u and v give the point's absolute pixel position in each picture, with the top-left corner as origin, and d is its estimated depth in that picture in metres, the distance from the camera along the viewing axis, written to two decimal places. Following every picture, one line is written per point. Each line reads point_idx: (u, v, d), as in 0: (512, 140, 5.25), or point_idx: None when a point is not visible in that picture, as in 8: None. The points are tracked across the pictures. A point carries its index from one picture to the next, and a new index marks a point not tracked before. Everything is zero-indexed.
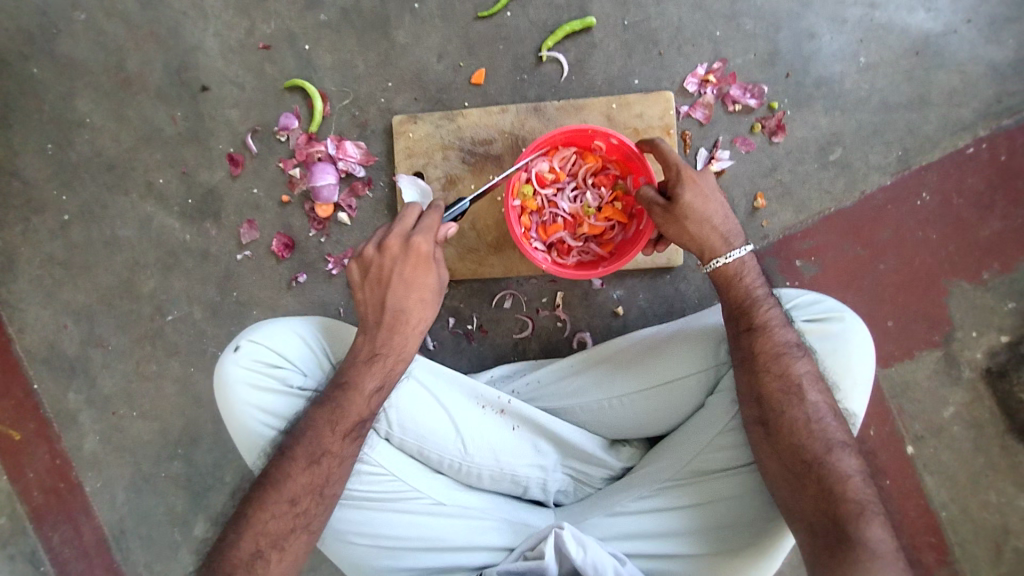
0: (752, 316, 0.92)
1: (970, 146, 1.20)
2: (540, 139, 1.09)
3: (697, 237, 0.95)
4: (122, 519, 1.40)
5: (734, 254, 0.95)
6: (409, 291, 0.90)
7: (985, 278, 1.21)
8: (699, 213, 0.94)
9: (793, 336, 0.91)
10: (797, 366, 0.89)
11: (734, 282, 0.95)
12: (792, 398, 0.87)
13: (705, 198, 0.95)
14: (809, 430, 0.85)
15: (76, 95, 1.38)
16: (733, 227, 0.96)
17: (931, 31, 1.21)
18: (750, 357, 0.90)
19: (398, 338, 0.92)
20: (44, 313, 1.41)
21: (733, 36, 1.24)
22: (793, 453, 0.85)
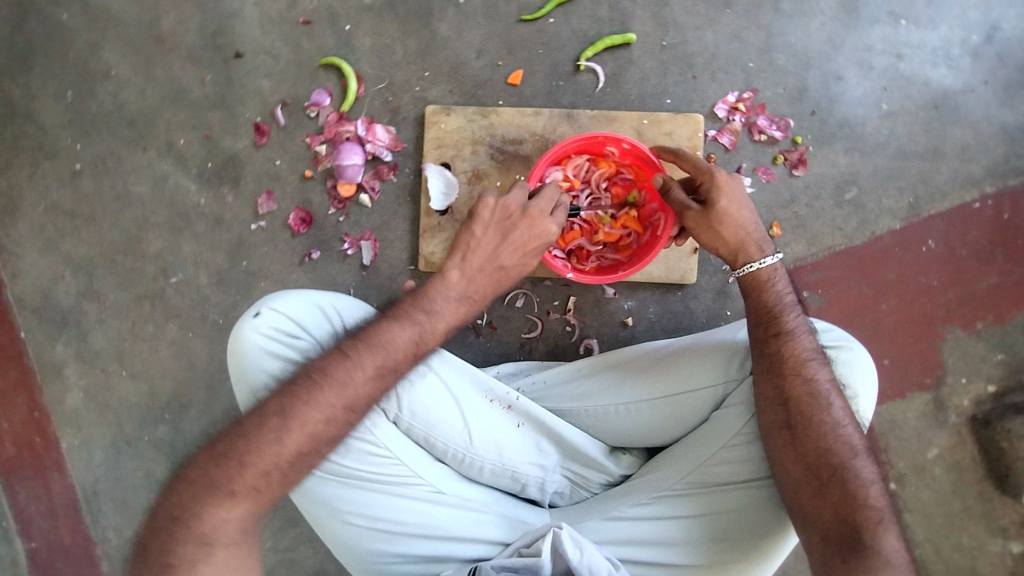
0: (780, 322, 0.95)
1: (976, 201, 1.26)
2: (554, 148, 1.10)
3: (729, 240, 0.99)
4: (97, 480, 1.36)
5: (762, 260, 0.98)
6: (521, 257, 0.94)
7: (979, 328, 1.26)
8: (731, 218, 0.98)
9: (815, 345, 0.94)
10: (820, 375, 0.92)
11: (761, 289, 0.98)
12: (816, 404, 0.89)
13: (737, 201, 0.99)
14: (832, 436, 0.87)
15: (104, 44, 1.36)
16: (764, 235, 0.98)
17: (950, 88, 1.27)
18: (777, 362, 0.92)
19: (489, 291, 0.94)
20: (41, 261, 1.37)
21: (765, 69, 1.28)
22: (817, 457, 0.86)
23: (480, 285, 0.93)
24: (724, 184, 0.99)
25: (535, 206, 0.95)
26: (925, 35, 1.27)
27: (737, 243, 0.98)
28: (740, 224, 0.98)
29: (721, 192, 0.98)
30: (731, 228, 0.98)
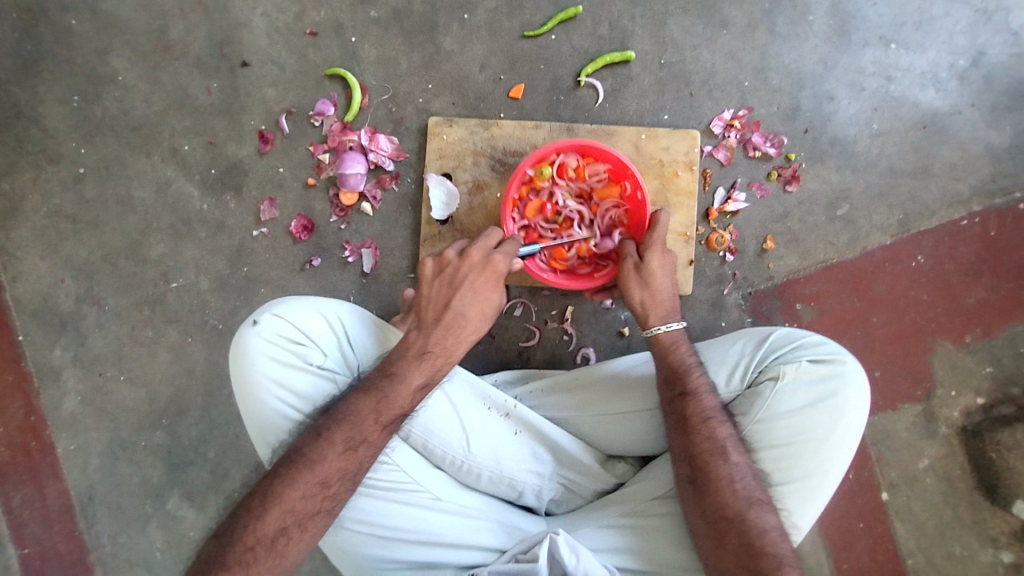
0: (684, 382, 0.96)
1: (964, 219, 1.30)
2: (590, 140, 1.12)
3: (641, 301, 1.02)
4: (92, 485, 1.35)
5: (667, 325, 1.01)
6: (473, 300, 0.97)
7: (967, 342, 1.29)
8: (647, 282, 1.03)
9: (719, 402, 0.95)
10: (724, 431, 0.92)
11: (671, 351, 1.00)
12: (719, 459, 0.90)
13: (666, 275, 1.03)
14: (733, 491, 0.88)
15: (111, 51, 1.38)
16: (675, 306, 1.02)
17: (938, 109, 1.31)
18: (681, 420, 0.94)
19: (450, 341, 0.96)
20: (42, 265, 1.37)
21: (760, 88, 1.32)
22: (718, 510, 0.87)
23: (431, 337, 0.96)
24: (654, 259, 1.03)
25: (472, 245, 0.98)
26: (914, 58, 1.32)
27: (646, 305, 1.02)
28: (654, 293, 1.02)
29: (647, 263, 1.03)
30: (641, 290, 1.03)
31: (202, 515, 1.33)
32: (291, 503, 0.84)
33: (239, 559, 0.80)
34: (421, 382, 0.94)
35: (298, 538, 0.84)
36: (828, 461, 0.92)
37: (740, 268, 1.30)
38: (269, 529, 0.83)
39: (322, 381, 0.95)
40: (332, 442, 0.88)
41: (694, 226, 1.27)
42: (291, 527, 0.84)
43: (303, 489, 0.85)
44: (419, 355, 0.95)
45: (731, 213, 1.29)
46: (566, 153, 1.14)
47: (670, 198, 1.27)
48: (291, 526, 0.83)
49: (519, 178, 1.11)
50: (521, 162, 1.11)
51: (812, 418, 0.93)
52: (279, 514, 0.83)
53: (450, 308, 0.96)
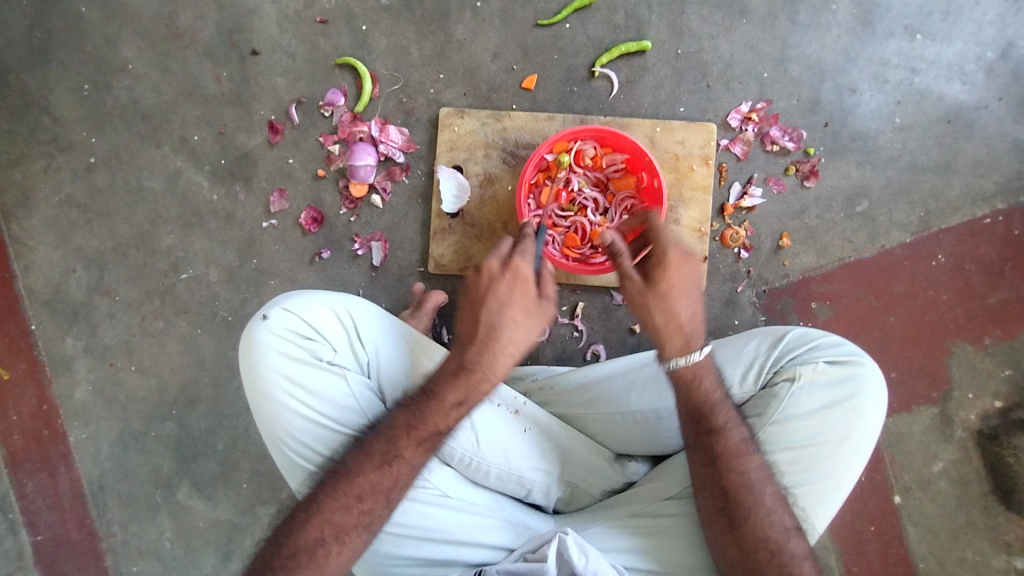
0: (713, 419, 0.91)
1: (987, 217, 1.26)
2: (608, 127, 1.12)
3: (659, 327, 0.92)
4: (105, 473, 1.37)
5: (694, 351, 0.92)
6: (503, 311, 0.93)
7: (987, 343, 1.26)
8: (663, 300, 0.92)
9: (749, 432, 0.92)
10: (755, 464, 0.89)
11: (695, 387, 0.92)
12: (754, 492, 0.88)
13: (684, 290, 0.93)
14: (767, 523, 0.87)
15: (121, 39, 1.37)
16: (695, 328, 0.93)
17: (964, 102, 1.27)
18: (712, 458, 0.89)
19: (489, 359, 0.92)
20: (53, 255, 1.37)
21: (780, 80, 1.28)
22: (756, 542, 0.86)
23: (477, 351, 0.93)
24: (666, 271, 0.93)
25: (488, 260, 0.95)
26: (941, 49, 1.28)
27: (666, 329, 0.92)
28: (672, 315, 0.92)
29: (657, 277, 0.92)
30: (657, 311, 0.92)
31: (212, 504, 1.34)
32: (329, 513, 0.87)
33: (286, 566, 0.84)
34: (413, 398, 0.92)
35: (337, 550, 0.86)
36: (844, 463, 0.91)
37: (755, 265, 1.28)
38: (312, 538, 0.85)
39: (332, 377, 0.94)
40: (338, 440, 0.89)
41: (708, 221, 1.25)
42: (331, 537, 0.86)
43: (340, 500, 0.87)
44: (452, 371, 0.93)
45: (747, 209, 1.26)
46: (584, 138, 1.14)
47: (684, 192, 1.25)
48: (329, 537, 0.86)
49: (534, 163, 1.11)
50: (538, 147, 1.11)
51: (830, 420, 0.92)
52: (319, 524, 0.86)
53: (498, 321, 0.92)
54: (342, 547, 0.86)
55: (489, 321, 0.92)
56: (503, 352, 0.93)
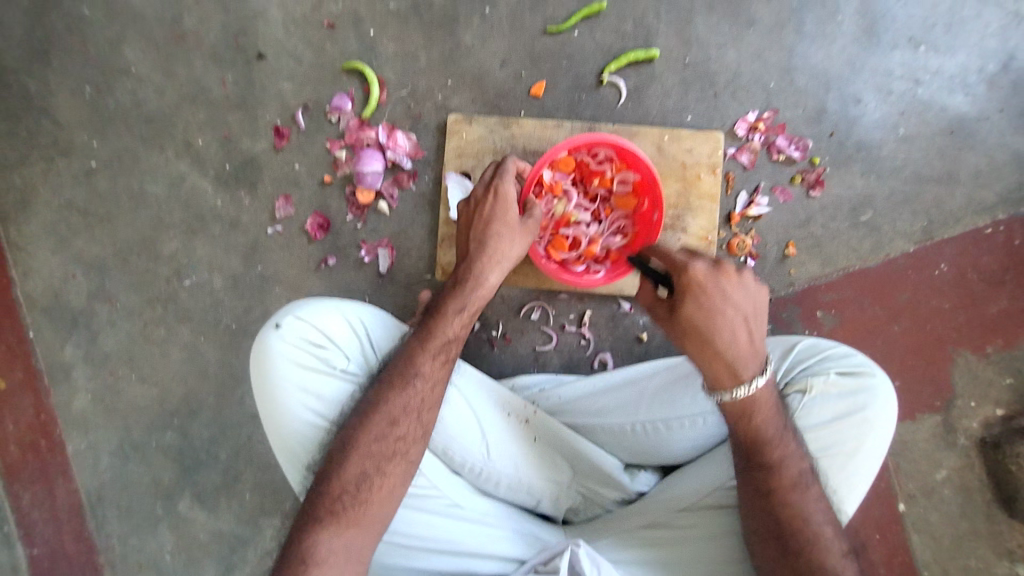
0: (766, 454, 0.87)
1: (989, 227, 1.28)
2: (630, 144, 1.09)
3: (703, 361, 0.88)
4: (105, 483, 1.35)
5: (750, 381, 0.87)
6: (487, 229, 1.00)
7: (988, 351, 1.28)
8: (713, 312, 0.86)
9: (807, 463, 0.89)
10: (814, 495, 0.88)
11: (751, 415, 0.87)
12: (812, 526, 0.86)
13: (719, 309, 0.86)
14: (826, 552, 0.85)
15: (123, 41, 1.35)
16: (743, 352, 0.86)
17: (966, 114, 1.29)
18: (766, 495, 0.87)
19: (474, 270, 0.99)
20: (52, 261, 1.35)
21: (786, 90, 1.29)
22: (811, 571, 0.85)
23: (468, 267, 0.99)
24: (713, 274, 0.87)
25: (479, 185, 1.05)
26: (944, 61, 1.29)
27: (713, 349, 0.87)
28: (714, 333, 0.86)
29: (704, 282, 0.87)
30: (704, 329, 0.86)
31: (216, 514, 1.33)
32: (368, 447, 0.88)
33: (330, 509, 0.85)
34: (430, 397, 0.91)
35: (380, 484, 0.87)
36: (853, 476, 0.91)
37: (761, 273, 1.29)
38: (352, 475, 0.86)
39: (345, 385, 0.94)
40: (367, 448, 0.88)
41: (715, 230, 1.25)
42: (372, 471, 0.87)
43: (376, 435, 0.88)
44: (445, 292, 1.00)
45: (753, 218, 1.27)
46: (606, 150, 1.14)
47: (692, 201, 1.25)
48: (371, 470, 0.87)
49: (552, 156, 1.10)
50: (561, 141, 1.11)
51: (840, 431, 0.92)
52: (359, 459, 0.87)
53: (485, 235, 1.00)
54: (383, 481, 0.87)
55: (475, 238, 1.00)
56: (491, 264, 0.99)
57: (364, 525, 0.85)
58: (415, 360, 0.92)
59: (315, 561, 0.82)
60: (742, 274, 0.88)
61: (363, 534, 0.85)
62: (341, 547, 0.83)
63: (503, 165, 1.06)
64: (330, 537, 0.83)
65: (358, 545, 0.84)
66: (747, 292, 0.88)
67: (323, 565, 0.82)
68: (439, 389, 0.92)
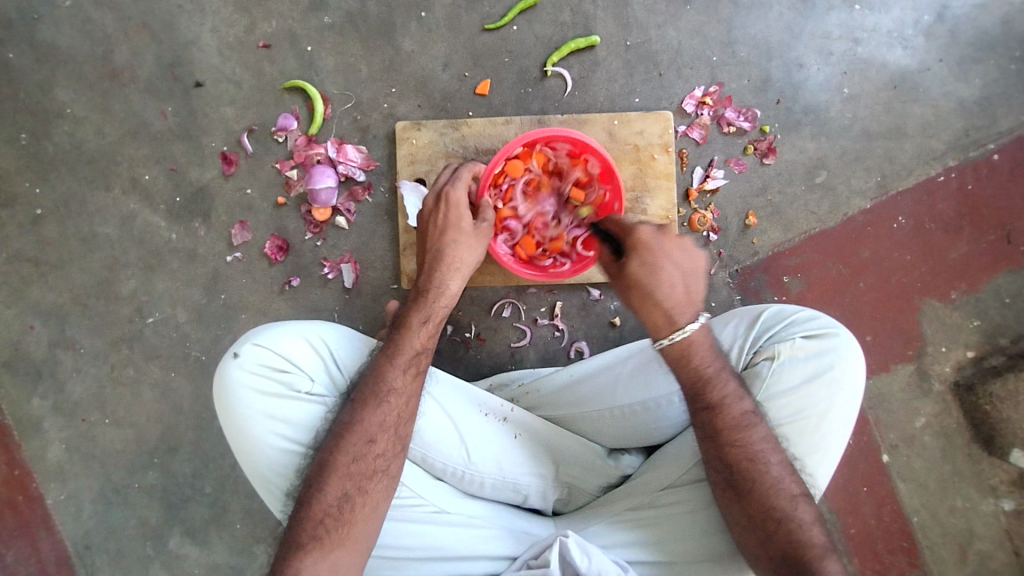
0: (708, 396, 0.89)
1: (940, 175, 1.30)
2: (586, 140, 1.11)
3: (646, 314, 0.89)
4: (89, 533, 1.32)
5: (685, 327, 0.88)
6: (446, 234, 1.00)
7: (953, 297, 1.30)
8: (654, 264, 0.89)
9: (750, 403, 0.90)
10: (762, 434, 0.89)
11: (692, 359, 0.89)
12: (759, 466, 0.87)
13: (664, 264, 0.89)
14: (775, 490, 0.86)
15: (56, 83, 1.32)
16: (684, 304, 0.88)
17: (907, 67, 1.31)
18: (712, 437, 0.88)
19: (435, 278, 0.98)
20: (8, 313, 1.32)
21: (729, 62, 1.30)
22: (763, 513, 0.85)
23: (428, 278, 0.99)
24: (656, 234, 0.90)
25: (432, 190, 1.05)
26: (879, 18, 1.31)
27: (652, 299, 0.88)
28: (655, 285, 0.88)
29: (648, 240, 0.90)
30: (644, 280, 0.89)
31: (206, 550, 1.30)
32: (346, 468, 0.86)
33: (313, 534, 0.83)
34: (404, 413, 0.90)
35: (362, 504, 0.85)
36: (829, 435, 0.92)
37: (725, 246, 1.30)
38: (333, 498, 0.85)
39: (312, 407, 0.92)
40: (344, 471, 0.86)
41: (675, 208, 1.25)
42: (353, 492, 0.85)
43: (352, 455, 0.86)
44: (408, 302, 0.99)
45: (710, 191, 1.28)
46: (566, 144, 1.13)
47: (649, 182, 1.25)
48: (352, 491, 0.85)
49: (507, 152, 1.10)
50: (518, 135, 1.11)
51: (812, 394, 0.93)
52: (339, 481, 0.85)
53: (442, 242, 0.99)
54: (365, 501, 0.86)
55: (432, 246, 1.00)
56: (452, 272, 0.99)
57: (350, 545, 0.84)
58: (384, 379, 0.90)
59: None
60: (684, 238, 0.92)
61: (350, 556, 0.84)
62: (325, 571, 0.82)
63: (458, 172, 1.05)
64: (314, 560, 0.82)
65: (344, 565, 0.83)
66: (688, 251, 0.91)
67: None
68: (413, 402, 0.91)
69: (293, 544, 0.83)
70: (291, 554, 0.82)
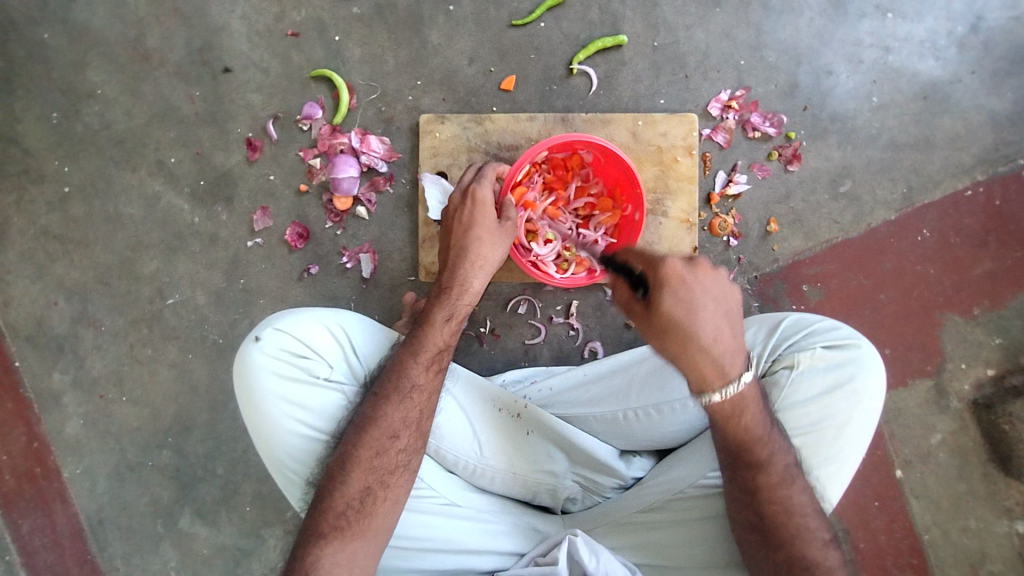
0: (754, 454, 0.85)
1: (968, 189, 1.28)
2: (616, 150, 1.07)
3: (687, 366, 0.78)
4: (102, 508, 1.34)
5: (737, 379, 0.80)
6: (470, 231, 1.00)
7: (976, 314, 1.28)
8: (694, 306, 0.76)
9: (791, 456, 0.88)
10: (801, 487, 0.87)
11: (741, 421, 0.83)
12: (795, 518, 0.85)
13: (704, 305, 0.76)
14: (806, 540, 0.85)
15: (88, 64, 1.34)
16: (728, 349, 0.78)
17: (938, 78, 1.29)
18: (752, 493, 0.85)
19: (458, 275, 0.99)
20: (33, 288, 1.34)
21: (757, 66, 1.29)
22: (793, 562, 0.84)
23: (452, 273, 1.00)
24: (689, 267, 0.77)
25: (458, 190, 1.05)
26: (912, 27, 1.29)
27: (697, 347, 0.77)
28: (695, 329, 0.76)
29: (680, 274, 0.77)
30: (687, 326, 0.76)
31: (216, 531, 1.32)
32: (369, 461, 0.87)
33: (334, 524, 0.84)
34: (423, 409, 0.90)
35: (383, 496, 0.86)
36: (847, 447, 0.91)
37: (744, 252, 1.29)
38: (354, 490, 0.85)
39: (330, 393, 0.93)
40: (366, 462, 0.87)
41: (696, 211, 1.25)
42: (375, 485, 0.86)
43: (375, 449, 0.87)
44: (431, 298, 0.99)
45: (733, 196, 1.27)
46: (589, 151, 1.13)
47: (670, 184, 1.24)
48: (374, 484, 0.86)
49: (533, 155, 1.05)
50: (545, 139, 1.06)
51: (831, 404, 0.92)
52: (362, 474, 0.86)
53: (467, 239, 1.00)
54: (387, 493, 0.86)
55: (457, 243, 1.00)
56: (475, 269, 0.99)
57: (370, 535, 0.84)
58: (406, 373, 0.91)
59: None
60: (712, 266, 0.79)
61: (369, 545, 0.84)
62: (345, 561, 0.82)
63: (483, 170, 1.07)
64: (334, 550, 0.82)
65: (363, 556, 0.83)
66: (722, 284, 0.79)
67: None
68: (435, 397, 0.92)
69: (312, 532, 0.84)
70: (311, 543, 0.83)
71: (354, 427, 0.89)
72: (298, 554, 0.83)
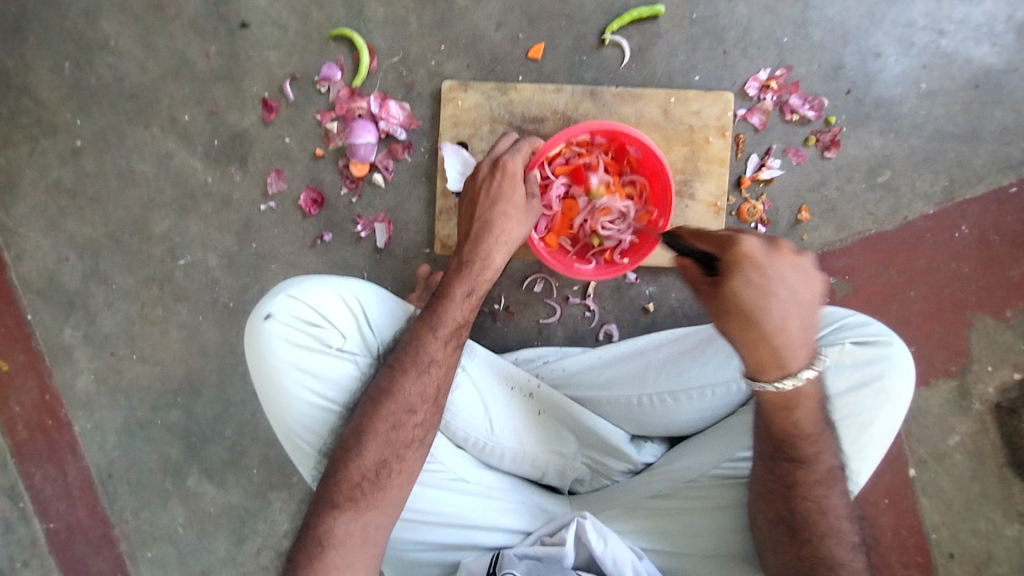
0: (816, 470, 0.82)
1: (1013, 186, 1.22)
2: (653, 150, 1.03)
3: (757, 351, 0.74)
4: (111, 463, 1.35)
5: (798, 373, 0.75)
6: (497, 206, 0.97)
7: (1008, 316, 1.23)
8: (766, 289, 0.71)
9: (836, 460, 0.83)
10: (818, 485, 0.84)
11: (760, 394, 0.81)
12: (827, 517, 0.82)
13: (780, 292, 0.71)
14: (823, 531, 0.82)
15: (102, 13, 1.29)
16: (805, 340, 0.73)
17: (992, 66, 1.21)
18: (789, 488, 0.82)
19: (481, 250, 0.96)
20: (45, 242, 1.33)
21: (800, 44, 1.22)
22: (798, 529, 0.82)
23: (473, 248, 0.96)
24: (769, 251, 0.72)
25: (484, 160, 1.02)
26: (969, 10, 1.21)
27: (761, 334, 0.72)
28: (767, 317, 0.71)
29: (756, 256, 0.71)
30: (756, 308, 0.71)
31: (222, 492, 1.33)
32: (386, 435, 0.85)
33: (349, 495, 0.82)
34: (439, 387, 0.89)
35: (397, 470, 0.85)
36: (868, 446, 0.87)
37: None
38: (370, 462, 0.84)
39: (344, 364, 0.92)
40: (380, 435, 0.85)
41: (724, 195, 1.20)
42: (391, 458, 0.85)
43: (392, 423, 0.85)
44: (450, 272, 0.96)
45: (764, 181, 1.21)
46: (636, 149, 1.08)
47: (698, 165, 1.19)
48: (390, 458, 0.85)
49: (570, 134, 1.05)
50: (592, 121, 1.05)
51: (856, 401, 0.88)
52: (377, 446, 0.85)
53: (493, 213, 0.96)
54: (402, 466, 0.85)
55: (481, 217, 0.97)
56: (498, 244, 0.96)
57: (384, 508, 0.83)
58: (424, 348, 0.89)
59: (331, 546, 0.80)
60: (799, 253, 0.73)
61: (382, 518, 0.83)
62: (358, 531, 0.81)
63: (516, 143, 1.03)
64: (347, 521, 0.81)
65: (376, 528, 0.82)
66: (805, 273, 0.73)
67: (340, 549, 0.80)
68: (453, 374, 0.90)
69: (324, 502, 0.83)
70: (323, 513, 0.82)
71: (369, 401, 0.87)
72: (310, 524, 0.82)
